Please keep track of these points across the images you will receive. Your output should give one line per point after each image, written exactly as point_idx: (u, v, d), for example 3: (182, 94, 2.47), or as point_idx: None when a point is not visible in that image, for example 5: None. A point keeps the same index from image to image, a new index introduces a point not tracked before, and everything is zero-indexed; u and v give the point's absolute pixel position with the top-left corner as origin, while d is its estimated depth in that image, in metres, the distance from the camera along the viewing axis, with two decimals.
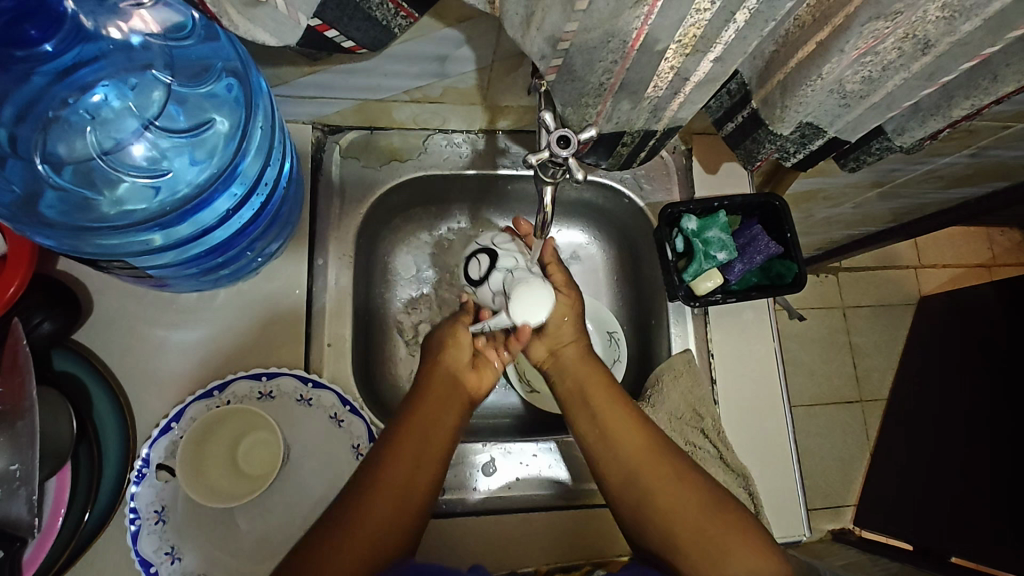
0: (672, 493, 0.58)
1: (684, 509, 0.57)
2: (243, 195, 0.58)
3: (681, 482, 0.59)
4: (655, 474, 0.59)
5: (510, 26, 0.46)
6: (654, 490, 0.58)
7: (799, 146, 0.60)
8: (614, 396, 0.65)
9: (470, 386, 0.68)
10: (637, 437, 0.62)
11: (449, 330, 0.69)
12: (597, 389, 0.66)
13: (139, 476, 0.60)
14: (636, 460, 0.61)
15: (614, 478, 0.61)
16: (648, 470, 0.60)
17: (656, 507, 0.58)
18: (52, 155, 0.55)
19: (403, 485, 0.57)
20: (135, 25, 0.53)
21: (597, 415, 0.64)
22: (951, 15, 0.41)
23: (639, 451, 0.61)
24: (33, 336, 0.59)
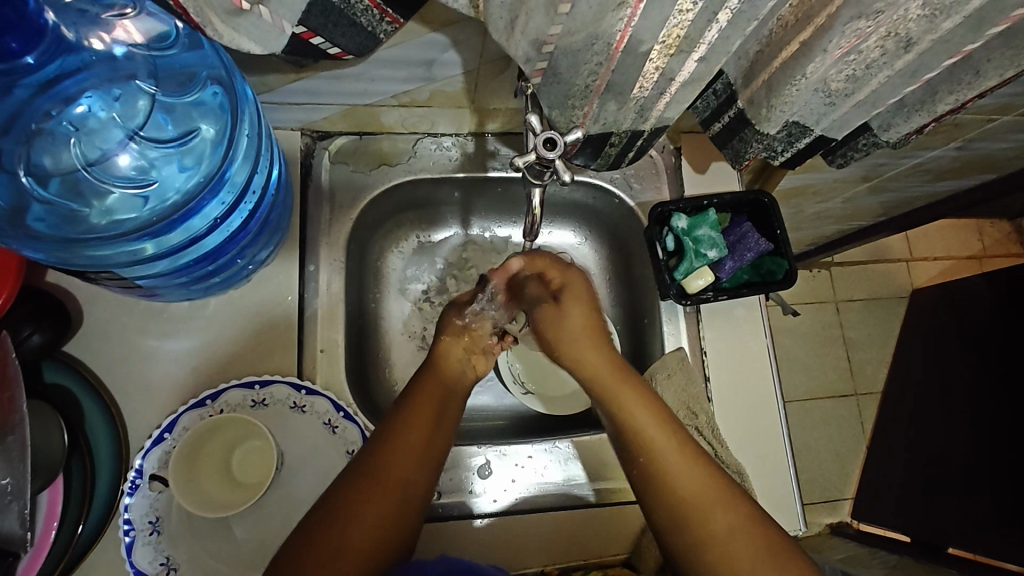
0: (731, 544, 0.54)
1: (739, 561, 0.53)
2: (227, 207, 0.58)
3: (745, 531, 0.54)
4: (711, 519, 0.55)
5: (495, 30, 0.45)
6: (710, 538, 0.54)
7: (787, 145, 0.61)
8: (662, 428, 0.59)
9: (477, 367, 0.68)
10: (698, 478, 0.57)
11: (467, 315, 0.69)
12: (638, 410, 0.61)
13: (133, 487, 0.60)
14: (695, 503, 0.55)
15: (665, 519, 0.56)
16: (707, 518, 0.55)
17: (712, 558, 0.54)
18: (37, 167, 0.55)
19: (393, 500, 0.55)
20: (118, 35, 0.53)
21: (641, 442, 0.59)
22: (932, 14, 0.42)
23: (698, 493, 0.56)
24: (23, 349, 0.58)
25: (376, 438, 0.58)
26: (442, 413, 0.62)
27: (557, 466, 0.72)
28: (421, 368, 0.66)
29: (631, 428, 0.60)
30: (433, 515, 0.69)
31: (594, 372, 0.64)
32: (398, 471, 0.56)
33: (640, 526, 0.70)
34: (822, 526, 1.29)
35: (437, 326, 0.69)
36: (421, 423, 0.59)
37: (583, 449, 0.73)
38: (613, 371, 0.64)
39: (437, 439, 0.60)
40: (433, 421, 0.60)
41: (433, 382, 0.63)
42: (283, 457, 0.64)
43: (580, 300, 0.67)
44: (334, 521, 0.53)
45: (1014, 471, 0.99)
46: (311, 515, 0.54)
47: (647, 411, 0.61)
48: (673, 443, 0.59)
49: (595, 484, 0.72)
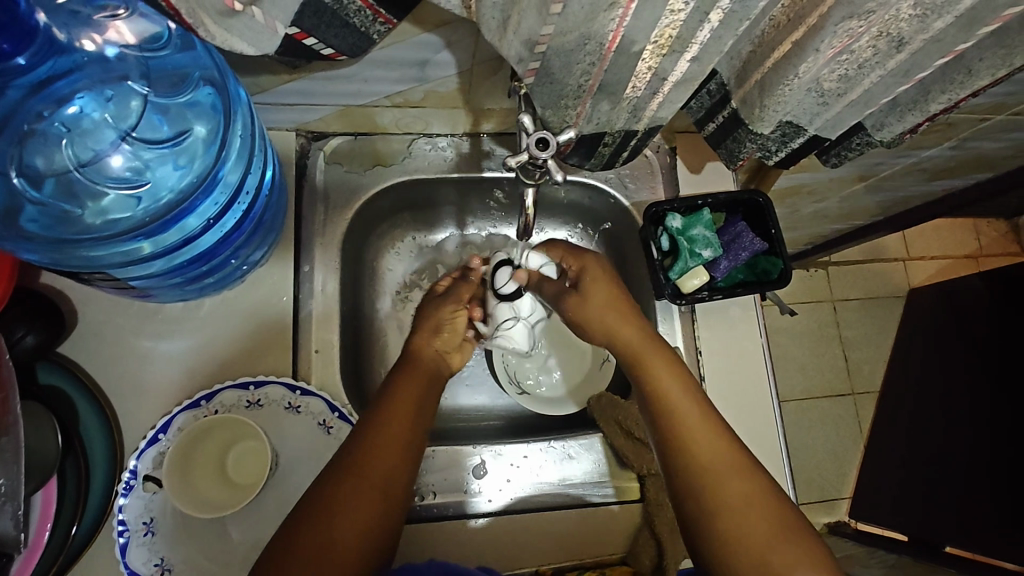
0: (743, 512, 0.53)
1: (751, 529, 0.52)
2: (220, 207, 0.58)
3: (759, 501, 0.53)
4: (726, 483, 0.54)
5: (488, 30, 0.46)
6: (722, 503, 0.53)
7: (780, 145, 0.61)
8: (687, 392, 0.60)
9: (453, 361, 0.73)
10: (719, 444, 0.57)
11: (448, 312, 0.72)
12: (664, 374, 0.61)
13: (127, 488, 0.60)
14: (713, 466, 0.55)
15: (684, 479, 0.56)
16: (723, 480, 0.54)
17: (722, 524, 0.52)
18: (29, 168, 0.55)
19: (375, 493, 0.55)
20: (110, 36, 0.53)
21: (664, 404, 0.60)
22: (924, 13, 0.42)
23: (720, 459, 0.56)
24: (17, 350, 0.58)
25: (357, 432, 0.58)
26: (422, 404, 0.63)
27: (553, 465, 0.72)
28: (398, 365, 0.67)
29: (657, 393, 0.61)
30: (428, 515, 0.69)
31: (626, 342, 0.65)
32: (380, 463, 0.56)
33: (635, 526, 0.71)
34: (819, 525, 1.30)
35: (417, 324, 0.72)
36: (401, 417, 0.60)
37: (579, 449, 0.73)
38: (644, 340, 0.64)
39: (417, 429, 0.61)
40: (413, 412, 0.61)
41: (413, 377, 0.65)
42: (278, 458, 0.64)
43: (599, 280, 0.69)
44: (319, 517, 0.52)
45: (1010, 470, 1.00)
46: (295, 515, 0.53)
47: (675, 379, 0.61)
48: (697, 405, 0.59)
49: (591, 484, 0.72)
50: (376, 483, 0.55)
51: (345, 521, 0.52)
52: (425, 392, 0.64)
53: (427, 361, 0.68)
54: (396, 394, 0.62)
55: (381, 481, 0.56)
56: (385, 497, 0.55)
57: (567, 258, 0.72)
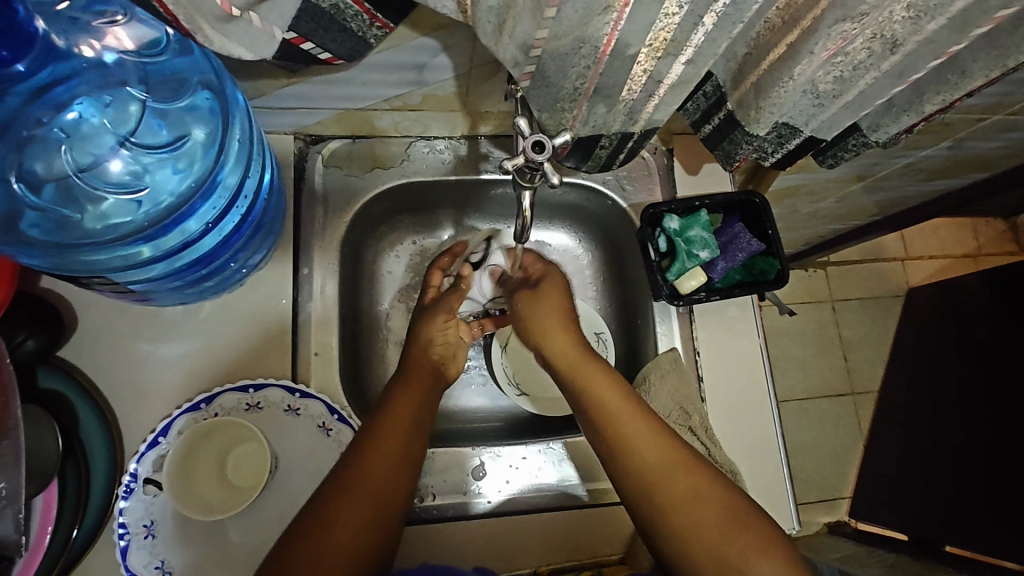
0: (692, 510, 0.56)
1: (701, 526, 0.55)
2: (220, 211, 0.59)
3: (708, 496, 0.57)
4: (672, 484, 0.58)
5: (483, 34, 0.46)
6: (672, 505, 0.57)
7: (777, 146, 0.61)
8: (621, 399, 0.63)
9: (450, 372, 0.71)
10: (658, 446, 0.60)
11: (439, 323, 0.71)
12: (597, 381, 0.65)
13: (128, 491, 0.60)
14: (658, 471, 0.58)
15: (635, 487, 0.59)
16: (670, 480, 0.58)
17: (672, 525, 0.56)
18: (28, 173, 0.55)
19: (373, 496, 0.55)
20: (108, 42, 0.53)
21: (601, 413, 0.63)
22: (916, 15, 0.42)
23: (658, 462, 0.59)
24: (17, 354, 0.58)
25: (359, 443, 0.58)
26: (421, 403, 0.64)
27: (552, 466, 0.73)
28: (396, 377, 0.67)
29: (598, 407, 0.64)
30: (427, 517, 0.69)
31: (560, 355, 0.69)
32: (378, 468, 0.57)
33: (635, 526, 0.71)
34: (820, 525, 1.29)
35: (411, 342, 0.71)
36: (398, 418, 0.61)
37: (578, 450, 0.73)
38: (577, 353, 0.69)
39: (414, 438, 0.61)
40: (410, 422, 0.61)
41: (414, 376, 0.66)
42: (277, 460, 0.64)
43: (549, 291, 0.73)
44: (327, 513, 0.53)
45: (1010, 468, 1.00)
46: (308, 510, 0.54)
47: (613, 390, 0.65)
48: (635, 413, 0.62)
49: (590, 484, 0.72)
50: (376, 489, 0.56)
51: (345, 523, 0.53)
52: (422, 400, 0.64)
53: (423, 368, 0.68)
54: (396, 403, 0.63)
55: (379, 486, 0.56)
56: (383, 498, 0.56)
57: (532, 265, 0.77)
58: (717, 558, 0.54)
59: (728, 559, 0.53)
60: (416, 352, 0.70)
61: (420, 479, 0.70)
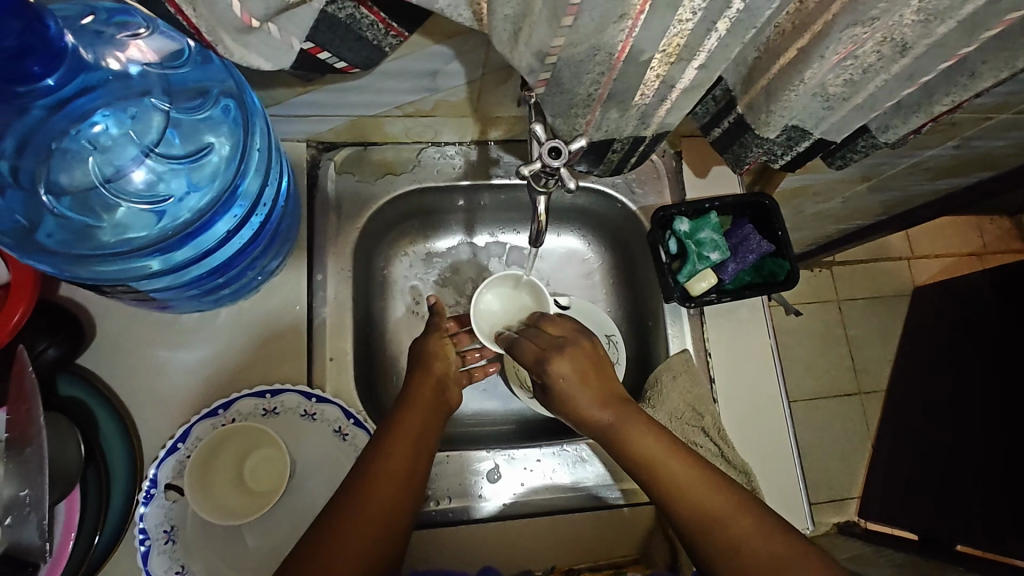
0: (747, 553, 0.55)
1: (765, 557, 0.54)
2: (242, 215, 0.60)
3: (762, 536, 0.55)
4: (732, 523, 0.56)
5: (499, 42, 0.47)
6: (738, 547, 0.55)
7: (787, 149, 0.62)
8: (666, 444, 0.61)
9: (450, 397, 0.66)
10: (712, 488, 0.58)
11: (434, 342, 0.69)
12: (638, 434, 0.61)
13: (147, 497, 0.61)
14: (713, 515, 0.56)
15: (691, 532, 0.57)
16: (728, 525, 0.56)
17: (741, 564, 0.54)
18: (54, 184, 0.55)
19: (382, 511, 0.55)
20: (132, 54, 0.55)
21: (649, 466, 0.60)
22: (927, 19, 0.42)
23: (716, 505, 0.57)
24: (39, 362, 0.59)
25: (366, 457, 0.58)
26: (436, 415, 0.64)
27: (565, 468, 0.73)
28: (401, 399, 0.64)
29: (642, 459, 0.60)
30: (443, 519, 0.69)
31: (591, 413, 0.63)
32: (385, 484, 0.56)
33: (649, 525, 0.71)
34: (830, 525, 1.29)
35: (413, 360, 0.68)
36: (416, 421, 0.61)
37: (589, 452, 0.74)
38: (611, 403, 0.64)
39: (423, 454, 0.60)
40: (416, 437, 0.60)
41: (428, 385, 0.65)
42: (294, 465, 0.65)
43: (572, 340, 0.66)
44: (352, 506, 0.55)
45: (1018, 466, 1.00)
46: (338, 497, 0.56)
47: (656, 438, 0.61)
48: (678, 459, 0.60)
49: (603, 485, 0.73)
50: (384, 505, 0.55)
51: (359, 535, 0.53)
52: (435, 409, 0.64)
53: (428, 392, 0.65)
54: (399, 421, 0.61)
55: (391, 500, 0.56)
56: (398, 516, 0.56)
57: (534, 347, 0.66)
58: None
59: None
60: (419, 370, 0.67)
61: (435, 483, 0.71)
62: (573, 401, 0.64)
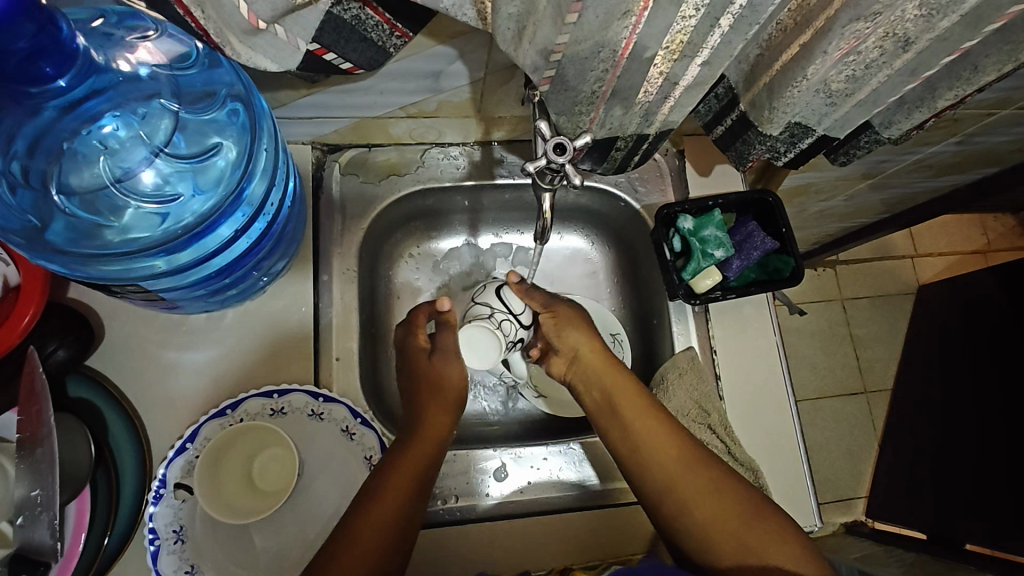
0: (712, 503, 0.56)
1: (725, 523, 0.55)
2: (246, 219, 0.60)
3: (726, 492, 0.57)
4: (692, 484, 0.57)
5: (503, 41, 0.47)
6: (695, 506, 0.56)
7: (789, 146, 0.62)
8: (644, 402, 0.63)
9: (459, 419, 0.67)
10: (676, 447, 0.59)
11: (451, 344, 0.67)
12: (621, 387, 0.64)
13: (156, 497, 0.61)
14: (676, 473, 0.58)
15: (652, 489, 0.59)
16: (687, 483, 0.57)
17: (696, 522, 0.56)
18: (65, 186, 0.56)
19: (385, 527, 0.55)
20: (142, 56, 0.56)
21: (623, 417, 0.62)
22: (928, 13, 0.43)
23: (676, 462, 0.59)
24: (49, 364, 0.60)
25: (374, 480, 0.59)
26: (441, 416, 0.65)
27: (572, 466, 0.74)
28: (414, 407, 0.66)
29: (619, 411, 0.63)
30: (450, 519, 0.69)
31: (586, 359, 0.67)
32: (387, 503, 0.56)
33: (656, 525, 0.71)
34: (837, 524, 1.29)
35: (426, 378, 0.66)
36: (433, 428, 0.63)
37: (595, 450, 0.74)
38: (601, 356, 0.67)
39: (428, 455, 0.61)
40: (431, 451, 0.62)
41: (439, 399, 0.66)
42: (302, 465, 0.65)
43: (574, 316, 0.69)
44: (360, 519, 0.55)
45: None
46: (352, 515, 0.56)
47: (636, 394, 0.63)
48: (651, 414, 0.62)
49: (609, 484, 0.73)
50: (386, 524, 0.55)
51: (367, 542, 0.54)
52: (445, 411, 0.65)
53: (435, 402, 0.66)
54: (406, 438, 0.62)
55: (391, 519, 0.55)
56: (402, 525, 0.56)
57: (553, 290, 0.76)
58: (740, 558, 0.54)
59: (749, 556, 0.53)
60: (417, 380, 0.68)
61: (442, 482, 0.71)
62: (577, 360, 0.68)
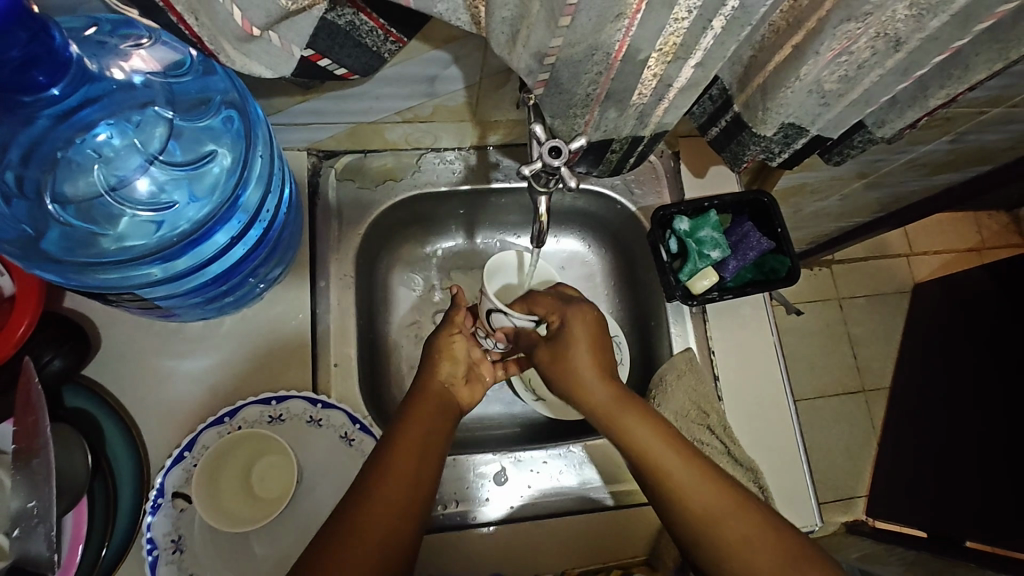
0: (749, 548, 0.53)
1: (762, 565, 0.52)
2: (241, 227, 0.60)
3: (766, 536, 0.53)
4: (726, 526, 0.54)
5: (497, 45, 0.47)
6: (731, 550, 0.53)
7: (783, 146, 0.62)
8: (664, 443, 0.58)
9: (460, 398, 0.67)
10: (707, 489, 0.56)
11: (443, 338, 0.69)
12: (635, 427, 0.60)
13: (154, 506, 0.60)
14: (708, 516, 0.54)
15: (684, 533, 0.55)
16: (722, 527, 0.54)
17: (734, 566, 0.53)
18: (60, 195, 0.56)
19: (386, 538, 0.51)
20: (136, 64, 0.55)
21: (647, 460, 0.58)
22: (919, 13, 0.43)
23: (709, 504, 0.55)
24: (44, 374, 0.59)
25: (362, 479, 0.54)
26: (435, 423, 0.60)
27: (571, 470, 0.73)
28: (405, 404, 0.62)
29: (638, 452, 0.59)
30: (451, 524, 0.69)
31: (595, 399, 0.64)
32: (382, 517, 0.52)
33: (658, 526, 0.71)
34: (838, 524, 1.28)
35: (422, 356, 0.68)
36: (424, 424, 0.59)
37: (595, 453, 0.74)
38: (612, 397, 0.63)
39: (425, 471, 0.56)
40: (427, 445, 0.58)
41: (430, 398, 0.63)
42: (301, 472, 0.65)
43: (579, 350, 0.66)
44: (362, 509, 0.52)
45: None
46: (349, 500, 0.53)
47: (654, 434, 0.60)
48: (680, 453, 0.58)
49: (610, 487, 0.72)
50: (383, 539, 0.51)
51: (370, 532, 0.51)
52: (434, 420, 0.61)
53: (429, 407, 0.62)
54: (395, 443, 0.57)
55: (388, 534, 0.51)
56: (407, 518, 0.53)
57: (548, 309, 0.69)
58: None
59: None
60: (421, 385, 0.64)
61: (442, 487, 0.71)
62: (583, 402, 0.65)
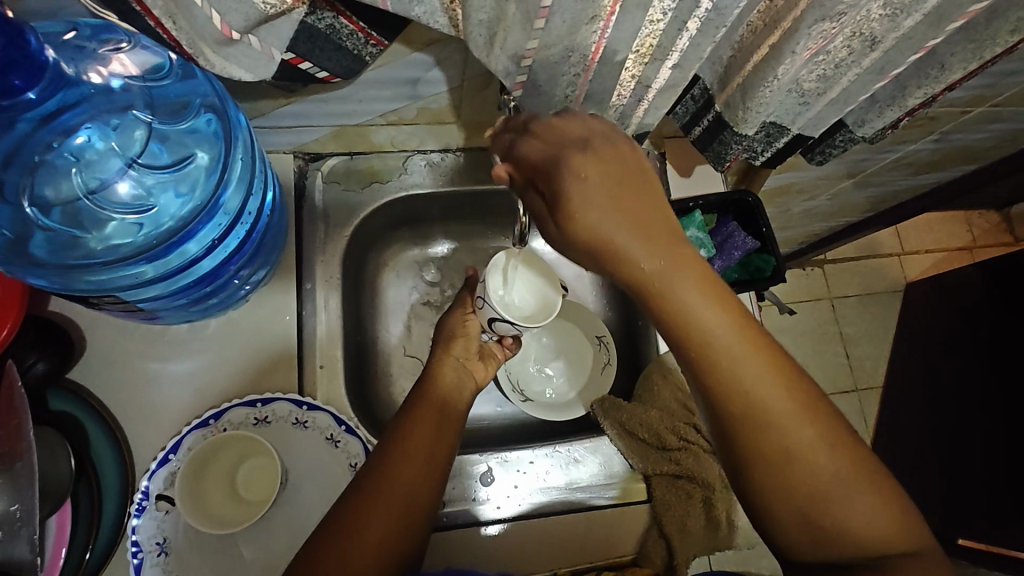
0: (809, 456, 0.45)
1: (818, 475, 0.45)
2: (225, 227, 0.60)
3: (830, 453, 0.46)
4: (784, 421, 0.45)
5: (474, 47, 0.47)
6: (787, 452, 0.45)
7: (766, 146, 0.63)
8: (736, 325, 0.45)
9: (476, 374, 0.69)
10: (772, 382, 0.45)
11: (457, 318, 0.69)
12: (708, 304, 0.44)
13: (139, 509, 0.60)
14: (765, 411, 0.45)
15: (728, 421, 0.46)
16: (782, 430, 0.45)
17: (782, 470, 0.46)
18: (40, 198, 0.56)
19: (384, 541, 0.53)
20: (115, 68, 0.55)
21: (706, 342, 0.45)
22: (893, 13, 0.44)
23: (769, 398, 0.45)
24: (28, 378, 0.59)
25: (360, 482, 0.55)
26: (439, 428, 0.60)
27: (558, 470, 0.73)
28: (405, 404, 0.62)
29: (697, 334, 0.45)
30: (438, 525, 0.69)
31: (652, 263, 0.44)
32: (381, 518, 0.53)
33: (644, 525, 0.71)
34: None
35: (436, 336, 0.70)
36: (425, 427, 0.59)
37: (582, 453, 0.74)
38: (675, 259, 0.44)
39: (435, 469, 0.58)
40: (430, 444, 0.59)
41: (432, 402, 0.62)
42: (287, 473, 0.65)
43: (607, 189, 0.44)
44: (363, 511, 0.53)
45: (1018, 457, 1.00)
46: (343, 500, 0.54)
47: (728, 319, 0.45)
48: (771, 372, 0.45)
49: (597, 487, 0.72)
50: (380, 542, 0.52)
51: (367, 532, 0.52)
52: (437, 424, 0.60)
53: (430, 409, 0.61)
54: (397, 446, 0.57)
55: (386, 536, 0.53)
56: (406, 519, 0.54)
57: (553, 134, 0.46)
58: (816, 526, 0.46)
59: (827, 524, 0.45)
60: (426, 386, 0.64)
61: None
62: (629, 263, 0.44)
